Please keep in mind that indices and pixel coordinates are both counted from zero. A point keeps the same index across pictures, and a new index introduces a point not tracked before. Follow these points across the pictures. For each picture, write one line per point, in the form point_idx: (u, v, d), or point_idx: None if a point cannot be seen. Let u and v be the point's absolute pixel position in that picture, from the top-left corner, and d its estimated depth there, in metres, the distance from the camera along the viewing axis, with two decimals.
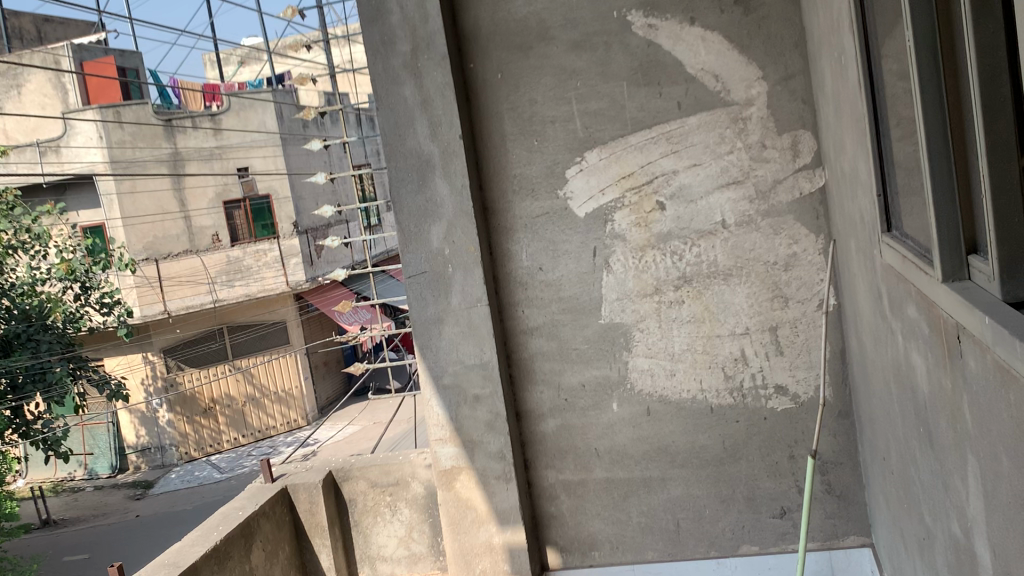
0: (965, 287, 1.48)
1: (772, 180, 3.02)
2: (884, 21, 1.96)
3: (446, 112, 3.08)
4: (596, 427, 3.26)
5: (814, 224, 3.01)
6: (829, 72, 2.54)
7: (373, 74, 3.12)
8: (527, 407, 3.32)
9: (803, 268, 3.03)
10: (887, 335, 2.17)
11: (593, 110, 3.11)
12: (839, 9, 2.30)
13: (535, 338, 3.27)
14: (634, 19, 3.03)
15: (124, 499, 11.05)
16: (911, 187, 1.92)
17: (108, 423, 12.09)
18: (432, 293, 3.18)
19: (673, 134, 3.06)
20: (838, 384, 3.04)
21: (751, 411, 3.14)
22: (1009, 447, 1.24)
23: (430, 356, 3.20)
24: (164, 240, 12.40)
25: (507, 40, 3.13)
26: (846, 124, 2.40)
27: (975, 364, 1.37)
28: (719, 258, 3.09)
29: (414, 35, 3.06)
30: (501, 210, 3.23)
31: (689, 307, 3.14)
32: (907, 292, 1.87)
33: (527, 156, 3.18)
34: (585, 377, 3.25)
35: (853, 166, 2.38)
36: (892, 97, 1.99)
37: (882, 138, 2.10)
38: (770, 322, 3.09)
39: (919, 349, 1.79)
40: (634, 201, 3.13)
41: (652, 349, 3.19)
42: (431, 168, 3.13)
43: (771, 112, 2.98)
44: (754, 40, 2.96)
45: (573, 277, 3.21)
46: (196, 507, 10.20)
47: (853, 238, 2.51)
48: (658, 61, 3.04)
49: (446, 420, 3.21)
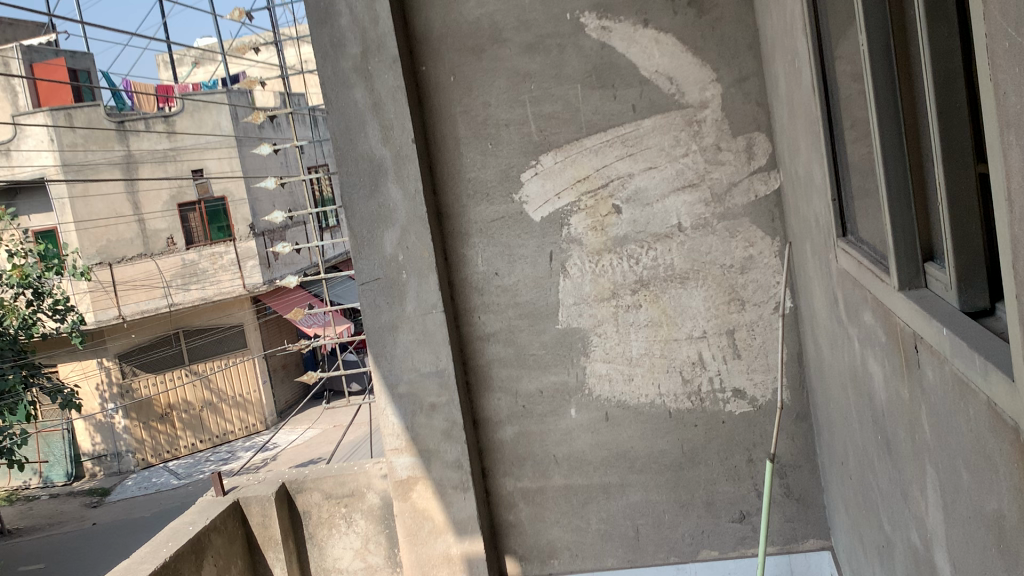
0: (923, 296, 1.46)
1: (727, 182, 3.00)
2: (837, 23, 1.94)
3: (398, 116, 3.02)
4: (554, 433, 3.23)
5: (769, 226, 2.99)
6: (782, 75, 2.52)
7: (322, 77, 3.05)
8: (484, 415, 3.27)
9: (759, 270, 3.02)
10: (843, 340, 2.16)
11: (548, 113, 3.07)
12: (793, 11, 2.28)
13: (491, 344, 3.23)
14: (587, 21, 3.00)
15: (79, 507, 10.85)
16: (866, 191, 1.90)
17: (63, 430, 11.80)
18: (385, 300, 3.12)
19: (628, 137, 3.03)
20: (796, 387, 3.03)
21: (709, 415, 3.12)
22: (967, 461, 1.22)
23: (385, 364, 3.14)
24: (118, 244, 12.25)
25: (459, 42, 3.08)
26: (800, 127, 2.38)
27: (933, 375, 1.35)
28: (675, 262, 3.07)
29: (365, 37, 3.00)
30: (455, 214, 3.17)
31: (646, 311, 3.12)
32: (863, 298, 1.85)
33: (481, 160, 3.13)
34: (542, 384, 3.21)
35: (808, 169, 2.36)
36: (846, 100, 1.97)
37: (837, 141, 2.08)
38: (727, 325, 3.07)
39: (877, 357, 1.77)
40: (590, 205, 3.10)
41: (609, 354, 3.16)
42: (382, 173, 3.07)
43: (726, 114, 2.97)
44: (708, 42, 2.94)
45: (529, 282, 3.17)
46: (153, 514, 10.04)
47: (808, 241, 2.50)
48: (612, 63, 3.01)
49: (401, 429, 3.16)
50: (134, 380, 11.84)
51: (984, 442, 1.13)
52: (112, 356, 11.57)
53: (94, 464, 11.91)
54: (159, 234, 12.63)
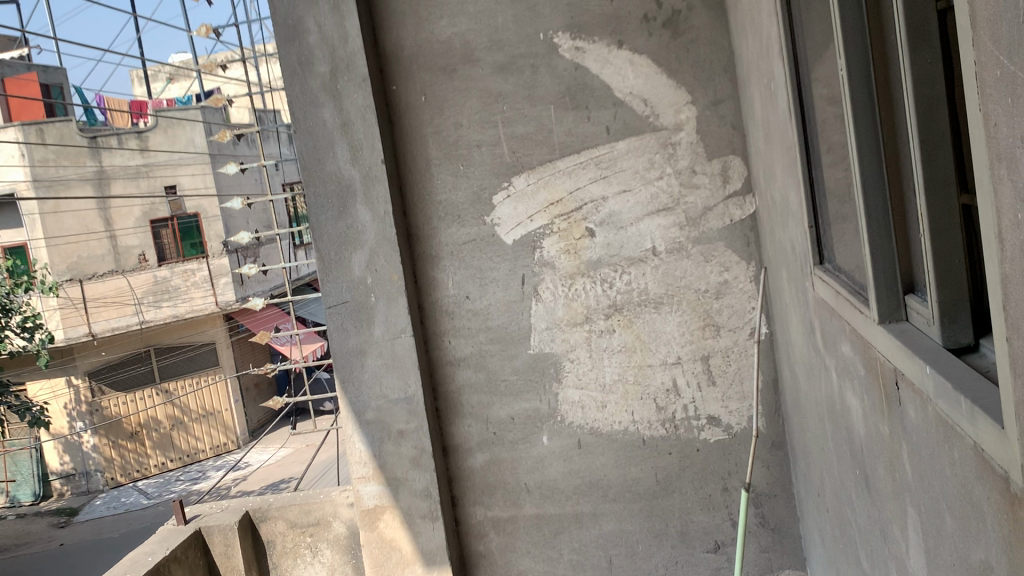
0: (903, 329, 1.41)
1: (702, 207, 2.95)
2: (815, 46, 1.90)
3: (367, 136, 2.96)
4: (525, 461, 3.15)
5: (744, 251, 2.95)
6: (758, 98, 2.48)
7: (290, 95, 2.98)
8: (454, 442, 3.19)
9: (734, 295, 2.97)
10: (820, 370, 2.11)
11: (521, 134, 3.01)
12: (768, 34, 2.24)
13: (462, 369, 3.15)
14: (561, 41, 2.95)
15: (47, 528, 10.65)
16: (843, 218, 1.85)
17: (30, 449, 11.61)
18: (353, 323, 3.04)
19: (602, 159, 2.98)
20: (771, 415, 2.98)
21: (683, 443, 3.06)
22: (952, 505, 1.17)
23: (352, 389, 3.06)
24: (88, 260, 12.33)
25: (430, 62, 3.02)
26: (776, 151, 2.34)
27: (915, 413, 1.29)
28: (649, 286, 3.02)
29: (334, 56, 2.94)
30: (426, 236, 3.10)
31: (620, 337, 3.06)
32: (840, 328, 1.80)
33: (452, 182, 3.07)
34: (513, 410, 3.14)
35: (783, 195, 2.32)
36: (824, 123, 1.92)
37: (814, 167, 2.03)
38: (702, 351, 3.02)
39: (855, 390, 1.72)
40: (563, 228, 3.04)
41: (582, 380, 3.09)
42: (351, 194, 2.99)
43: (700, 137, 2.93)
44: (683, 63, 2.90)
45: (500, 306, 3.10)
46: (123, 535, 9.86)
47: (784, 267, 2.45)
48: (585, 84, 2.96)
49: (369, 457, 3.08)
50: (103, 398, 11.84)
51: (970, 488, 1.08)
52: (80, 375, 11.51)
53: (63, 484, 11.74)
54: (131, 251, 12.57)
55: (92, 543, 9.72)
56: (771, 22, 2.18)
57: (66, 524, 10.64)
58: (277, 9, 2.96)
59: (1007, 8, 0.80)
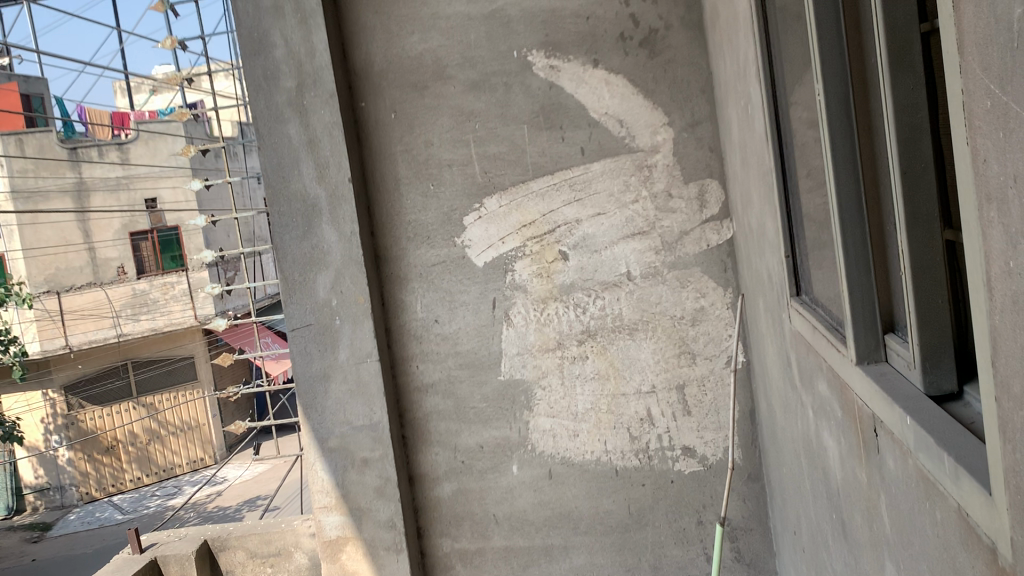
0: (882, 371, 1.32)
1: (678, 231, 2.87)
2: (793, 69, 1.82)
3: (334, 153, 2.87)
4: (494, 491, 3.06)
5: (721, 277, 2.86)
6: (735, 121, 2.40)
7: (254, 110, 2.88)
8: (420, 471, 3.08)
9: (711, 322, 2.89)
10: (796, 406, 2.02)
11: (493, 154, 2.92)
12: (746, 55, 2.16)
13: (430, 396, 3.05)
14: (535, 59, 2.87)
15: (20, 542, 10.44)
16: (821, 248, 1.77)
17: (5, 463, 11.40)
18: (317, 347, 2.94)
19: (576, 180, 2.90)
20: (747, 446, 2.89)
21: (657, 474, 2.97)
22: (932, 568, 1.08)
23: (315, 416, 2.96)
24: (66, 272, 12.17)
25: (401, 78, 2.93)
26: (753, 176, 2.25)
27: (895, 465, 1.21)
28: (623, 312, 2.93)
29: (300, 71, 2.85)
30: (394, 257, 3.00)
31: (593, 363, 2.96)
32: (817, 365, 1.71)
33: (421, 202, 2.97)
34: (482, 438, 3.04)
35: (760, 222, 2.23)
36: (802, 147, 1.83)
37: (791, 194, 1.95)
38: (676, 380, 2.93)
39: (832, 431, 1.63)
40: (535, 251, 2.94)
41: (554, 408, 3.00)
42: (317, 213, 2.89)
43: (677, 159, 2.85)
44: (660, 84, 2.83)
45: (470, 331, 3.00)
46: (96, 550, 9.66)
47: (761, 296, 2.36)
48: (560, 104, 2.88)
49: (331, 486, 2.97)
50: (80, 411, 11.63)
51: (953, 552, 0.99)
52: (57, 388, 11.30)
53: (37, 497, 11.53)
54: (110, 263, 12.44)
55: (62, 558, 9.54)
56: (748, 44, 2.10)
57: (39, 539, 10.45)
58: (242, 21, 2.86)
59: (999, 29, 0.72)
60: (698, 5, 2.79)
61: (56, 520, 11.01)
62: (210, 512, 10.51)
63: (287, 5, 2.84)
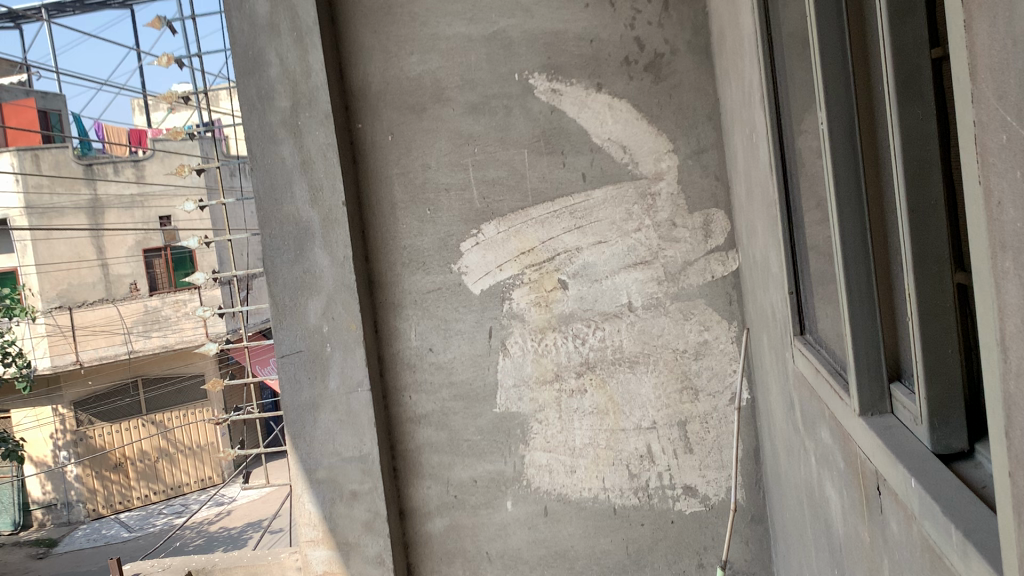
0: (887, 424, 1.22)
1: (681, 261, 2.77)
2: (798, 94, 1.72)
3: (328, 176, 2.78)
4: (487, 527, 2.95)
5: (726, 310, 2.76)
6: (740, 150, 2.31)
7: (247, 130, 2.80)
8: (412, 504, 2.98)
9: (714, 357, 2.78)
10: (799, 450, 1.91)
11: (491, 178, 2.83)
12: (751, 80, 2.06)
13: (423, 427, 2.95)
14: (536, 82, 2.78)
15: (25, 558, 10.34)
16: (826, 285, 1.67)
17: (12, 477, 11.27)
18: (307, 375, 2.84)
19: (577, 208, 2.80)
20: (751, 486, 2.78)
21: (656, 514, 2.86)
22: None
23: (303, 446, 2.86)
24: (80, 287, 12.23)
25: (399, 99, 2.85)
26: (757, 208, 2.16)
27: (901, 530, 1.11)
28: (624, 344, 2.82)
29: (295, 90, 2.77)
30: (388, 283, 2.91)
31: (592, 397, 2.86)
32: (820, 411, 1.61)
33: (418, 227, 2.88)
34: (476, 472, 2.94)
35: (764, 254, 2.13)
36: (808, 179, 1.74)
37: (796, 226, 1.85)
38: (678, 416, 2.83)
39: (834, 481, 1.53)
40: (534, 279, 2.85)
41: (550, 442, 2.89)
42: (309, 237, 2.81)
43: (682, 187, 2.75)
44: (665, 109, 2.74)
45: (465, 361, 2.90)
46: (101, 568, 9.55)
47: (765, 332, 2.26)
48: (561, 129, 2.79)
49: (319, 519, 2.88)
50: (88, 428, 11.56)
51: None
52: (66, 404, 11.21)
53: (43, 513, 11.45)
54: (122, 280, 12.52)
55: None
56: (754, 69, 2.01)
57: (44, 555, 10.34)
58: (236, 39, 2.78)
59: (1019, 54, 0.62)
60: (705, 28, 2.70)
61: (62, 536, 10.89)
62: (214, 532, 10.41)
63: (283, 23, 2.76)
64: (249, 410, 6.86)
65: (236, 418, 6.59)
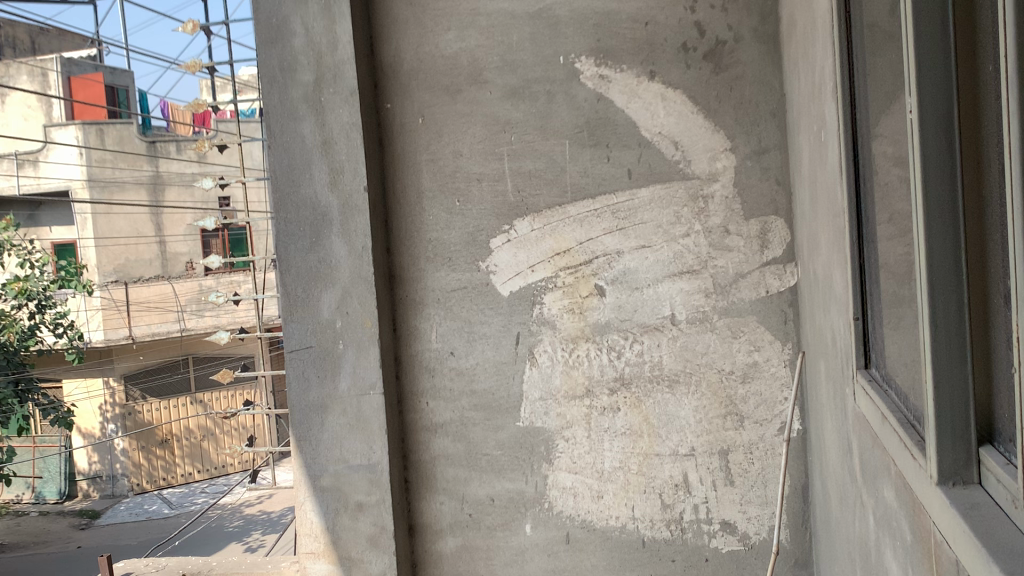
0: (975, 504, 0.95)
1: (733, 273, 2.49)
2: (878, 83, 1.44)
3: (350, 158, 2.55)
4: (503, 551, 2.70)
5: (780, 329, 2.48)
6: (807, 152, 2.02)
7: (266, 104, 2.58)
8: (422, 520, 2.75)
9: (763, 381, 2.50)
10: (855, 502, 1.64)
11: (528, 171, 2.58)
12: (824, 67, 1.78)
13: (440, 437, 2.71)
14: (583, 67, 2.52)
15: (67, 528, 10.29)
16: (898, 310, 1.39)
17: (61, 447, 11.23)
18: (316, 374, 2.61)
19: (620, 208, 2.54)
20: (796, 527, 2.50)
21: (689, 550, 2.59)
22: None
23: (308, 450, 2.64)
24: (136, 263, 12.25)
25: (432, 79, 2.62)
26: (822, 218, 1.88)
27: None
28: (664, 361, 2.56)
29: (320, 63, 2.54)
30: (411, 279, 2.68)
31: (625, 417, 2.59)
32: (884, 463, 1.34)
33: (445, 219, 2.64)
34: (494, 490, 2.69)
35: (827, 272, 1.86)
36: (883, 186, 1.45)
37: (867, 238, 1.57)
38: (720, 445, 2.55)
39: (897, 552, 1.26)
40: (568, 283, 2.59)
41: (577, 463, 2.63)
42: (327, 223, 2.58)
43: (738, 191, 2.47)
44: (724, 103, 2.46)
45: (489, 367, 2.66)
46: (140, 543, 9.45)
47: (822, 358, 1.98)
48: (608, 120, 2.53)
49: (321, 530, 2.65)
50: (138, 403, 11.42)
51: None
52: (117, 377, 11.17)
53: (87, 485, 11.42)
54: (179, 258, 12.61)
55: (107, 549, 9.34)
56: (827, 54, 1.73)
57: (86, 527, 10.27)
58: (261, 7, 2.56)
59: None
60: (775, 15, 2.42)
61: (105, 508, 10.81)
62: (252, 513, 10.26)
63: None
64: (260, 402, 6.64)
65: (257, 410, 6.40)
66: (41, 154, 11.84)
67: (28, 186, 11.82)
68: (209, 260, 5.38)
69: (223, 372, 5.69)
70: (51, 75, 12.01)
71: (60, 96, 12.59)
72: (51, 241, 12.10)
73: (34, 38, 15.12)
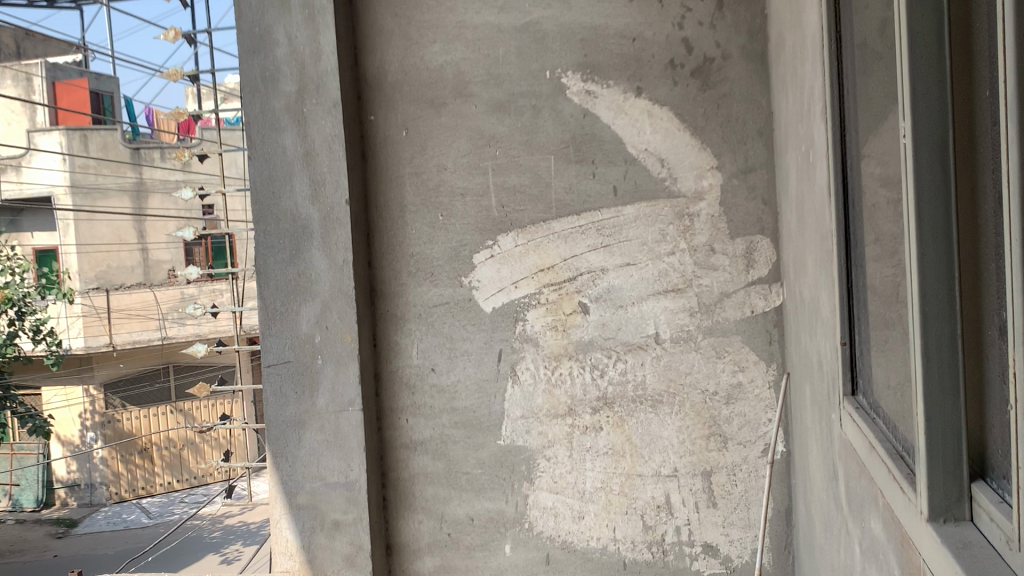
0: (967, 543, 0.92)
1: (718, 292, 2.47)
2: (868, 104, 1.42)
3: (332, 171, 2.51)
4: (481, 572, 2.66)
5: (765, 349, 2.46)
6: (794, 171, 2.00)
7: (248, 114, 2.53)
8: (400, 539, 2.70)
9: (748, 402, 2.48)
10: (840, 529, 1.61)
11: (513, 186, 2.55)
12: (813, 87, 1.76)
13: (419, 455, 2.67)
14: (569, 82, 2.50)
15: (44, 537, 10.15)
16: (885, 336, 1.36)
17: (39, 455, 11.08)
18: (293, 389, 2.57)
19: (605, 224, 2.51)
20: (779, 550, 2.47)
21: (671, 572, 2.55)
22: None
23: (284, 467, 2.59)
24: (118, 270, 12.16)
25: (417, 92, 2.58)
26: (809, 238, 1.85)
27: None
28: (647, 380, 2.52)
29: (303, 73, 2.51)
30: (392, 294, 2.64)
31: (607, 437, 2.56)
32: (871, 493, 1.31)
33: (428, 233, 2.61)
34: (474, 509, 2.65)
35: (813, 294, 1.83)
36: (870, 209, 1.43)
37: (855, 261, 1.54)
38: (703, 466, 2.52)
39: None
40: (552, 300, 2.55)
41: (558, 482, 2.59)
42: (307, 236, 2.53)
43: (724, 210, 2.45)
44: (711, 120, 2.44)
45: (470, 384, 2.62)
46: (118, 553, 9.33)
47: (808, 381, 1.95)
48: (594, 136, 2.50)
49: (296, 548, 2.60)
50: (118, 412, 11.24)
51: None
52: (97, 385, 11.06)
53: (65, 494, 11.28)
54: (162, 265, 12.53)
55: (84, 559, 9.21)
56: (816, 74, 1.71)
57: (63, 536, 10.14)
58: (243, 15, 2.52)
59: None
60: (762, 34, 2.40)
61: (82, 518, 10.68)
62: (232, 525, 10.16)
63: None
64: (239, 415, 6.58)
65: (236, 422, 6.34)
66: (26, 160, 11.78)
67: (13, 193, 11.75)
68: (191, 269, 5.33)
69: (201, 385, 5.63)
70: (37, 81, 11.94)
71: (45, 101, 12.52)
72: (33, 247, 12.02)
73: (20, 42, 15.08)
